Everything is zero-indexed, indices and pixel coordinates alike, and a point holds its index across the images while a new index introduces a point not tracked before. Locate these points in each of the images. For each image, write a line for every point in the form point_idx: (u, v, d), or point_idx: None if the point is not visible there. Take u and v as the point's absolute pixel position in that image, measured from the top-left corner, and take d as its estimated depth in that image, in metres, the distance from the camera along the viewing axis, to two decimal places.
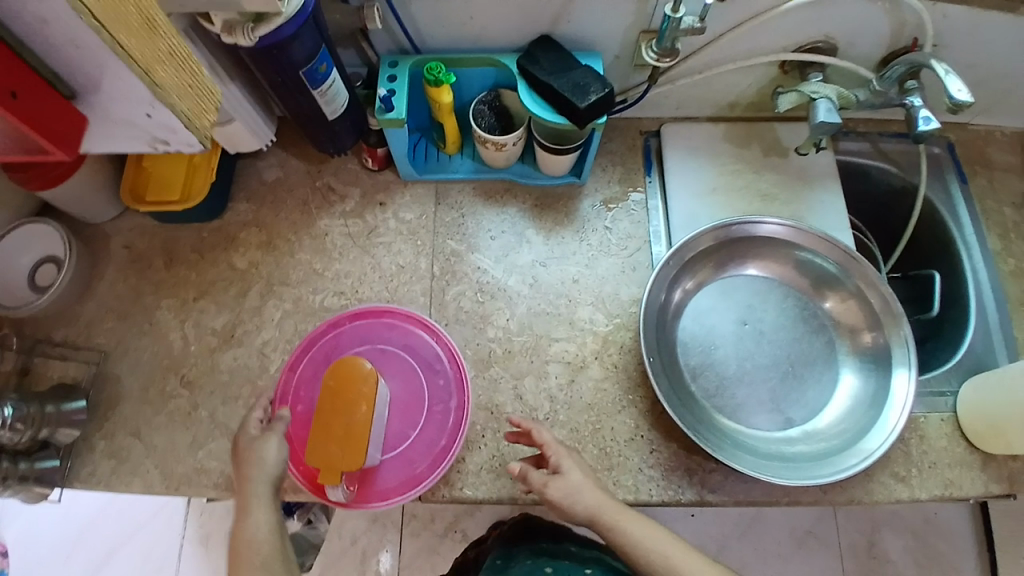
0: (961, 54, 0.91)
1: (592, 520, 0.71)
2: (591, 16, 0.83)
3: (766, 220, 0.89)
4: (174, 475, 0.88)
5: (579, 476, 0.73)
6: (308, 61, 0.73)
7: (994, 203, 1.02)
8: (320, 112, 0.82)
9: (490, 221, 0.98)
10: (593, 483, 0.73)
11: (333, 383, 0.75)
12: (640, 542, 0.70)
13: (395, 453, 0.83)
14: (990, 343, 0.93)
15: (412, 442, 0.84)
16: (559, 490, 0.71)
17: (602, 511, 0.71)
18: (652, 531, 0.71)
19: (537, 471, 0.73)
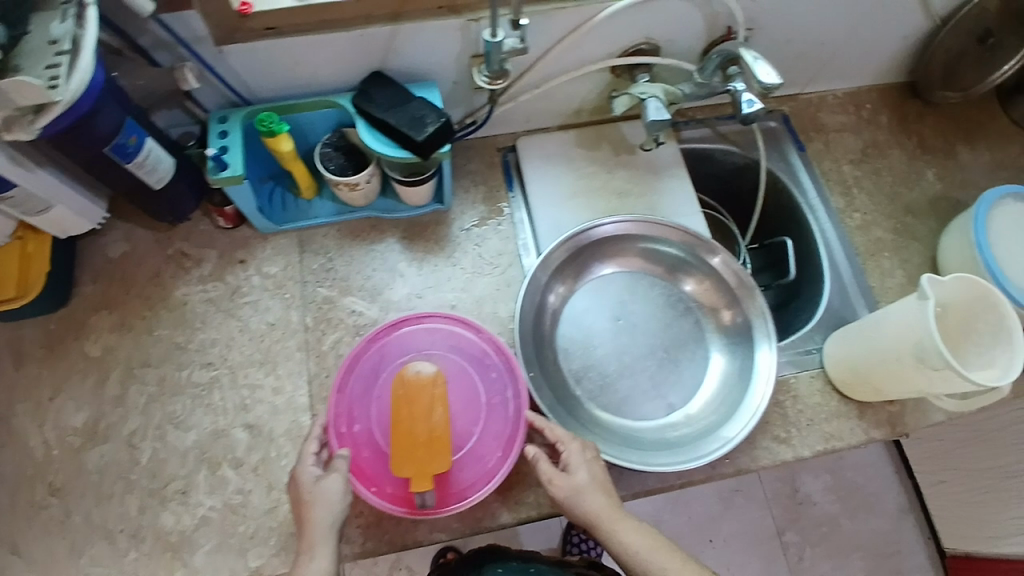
0: (775, 33, 0.95)
1: (585, 517, 0.71)
2: (417, 48, 0.83)
3: (605, 221, 0.92)
4: None
5: (581, 476, 0.73)
6: (114, 135, 0.70)
7: (831, 164, 1.08)
8: (144, 183, 0.78)
9: (360, 260, 0.96)
10: (599, 483, 0.73)
11: (403, 394, 0.74)
12: (622, 540, 0.70)
13: (465, 452, 0.80)
14: (846, 298, 1.00)
15: (479, 440, 0.80)
16: (561, 489, 0.72)
17: (601, 512, 0.71)
18: (633, 531, 0.70)
19: (546, 466, 0.73)
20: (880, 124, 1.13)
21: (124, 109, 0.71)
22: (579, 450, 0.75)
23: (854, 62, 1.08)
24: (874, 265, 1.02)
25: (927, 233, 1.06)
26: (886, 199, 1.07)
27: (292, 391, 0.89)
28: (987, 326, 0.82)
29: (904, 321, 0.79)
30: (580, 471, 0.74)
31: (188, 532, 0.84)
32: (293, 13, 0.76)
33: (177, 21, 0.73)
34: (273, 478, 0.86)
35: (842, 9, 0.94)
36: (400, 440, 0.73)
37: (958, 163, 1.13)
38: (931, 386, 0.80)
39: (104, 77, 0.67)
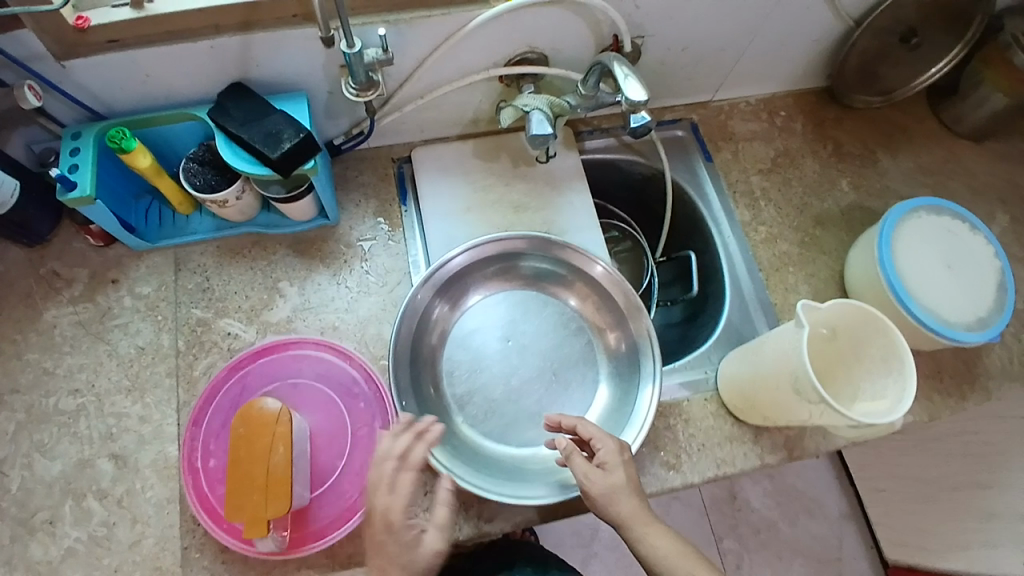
0: (670, 40, 0.93)
1: (618, 519, 0.70)
2: (278, 59, 0.79)
3: (454, 254, 0.87)
4: None
5: (619, 476, 0.72)
6: None
7: (739, 174, 1.05)
8: None
9: (239, 280, 0.92)
10: (633, 484, 0.72)
11: (245, 432, 0.74)
12: (652, 544, 0.69)
13: (325, 487, 0.79)
14: (748, 313, 0.97)
15: (341, 474, 0.79)
16: (597, 485, 0.71)
17: (631, 516, 0.70)
18: (661, 534, 0.69)
19: (578, 459, 0.73)
20: (794, 130, 1.09)
21: None
22: (616, 449, 0.73)
23: (763, 67, 1.05)
24: (779, 281, 0.98)
25: (837, 245, 1.02)
26: (796, 210, 1.03)
27: (161, 419, 0.85)
28: (877, 351, 0.78)
29: (782, 347, 0.76)
30: (618, 470, 0.72)
31: (55, 562, 0.79)
32: (131, 25, 0.72)
33: (6, 39, 0.69)
34: (138, 510, 0.82)
35: (741, 12, 0.91)
36: (239, 480, 0.73)
37: (877, 171, 1.07)
38: (814, 417, 0.76)
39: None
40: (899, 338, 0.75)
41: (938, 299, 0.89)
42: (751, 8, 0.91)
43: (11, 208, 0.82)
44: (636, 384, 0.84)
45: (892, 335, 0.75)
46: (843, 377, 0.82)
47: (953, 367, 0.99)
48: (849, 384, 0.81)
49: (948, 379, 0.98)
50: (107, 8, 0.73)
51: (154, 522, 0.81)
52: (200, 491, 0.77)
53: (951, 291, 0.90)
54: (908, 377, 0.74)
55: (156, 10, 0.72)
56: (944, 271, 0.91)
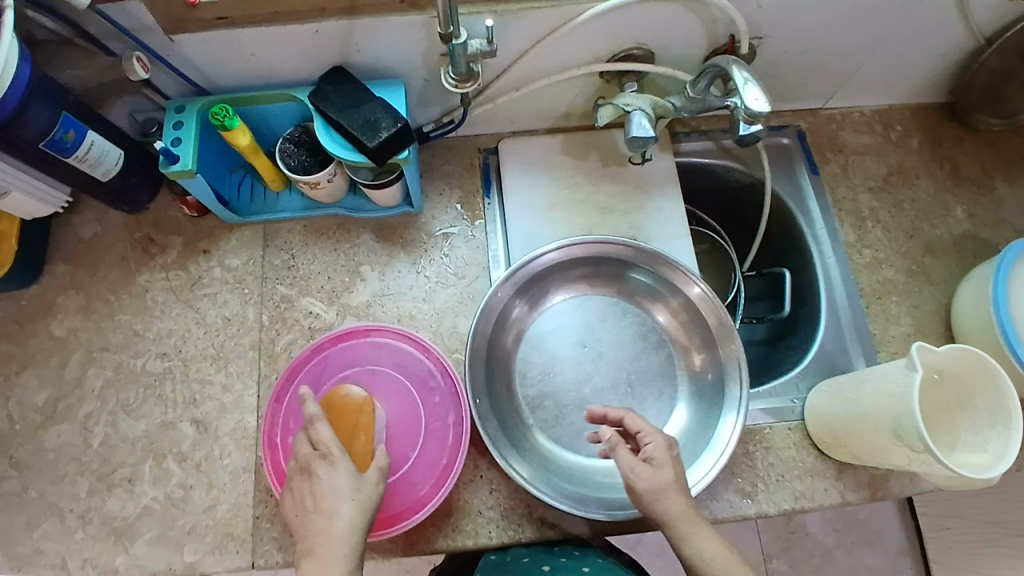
0: (790, 40, 0.86)
1: (660, 519, 0.66)
2: (378, 44, 0.78)
3: (545, 250, 0.84)
4: (12, 558, 0.82)
5: (669, 473, 0.67)
6: (51, 130, 0.73)
7: (846, 191, 0.97)
8: (89, 175, 0.81)
9: (324, 260, 0.92)
10: (682, 482, 0.67)
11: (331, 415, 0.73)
12: (698, 544, 0.65)
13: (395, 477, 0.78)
14: (842, 342, 0.91)
15: (414, 464, 0.78)
16: (645, 482, 0.66)
17: (678, 514, 0.66)
18: (711, 538, 0.66)
19: (626, 454, 0.67)
20: (909, 147, 1.01)
21: (59, 105, 0.74)
22: (665, 445, 0.68)
23: (884, 77, 0.97)
24: (880, 309, 0.92)
25: (947, 277, 0.94)
26: (906, 233, 0.96)
27: (241, 389, 0.87)
28: (985, 402, 0.72)
29: (887, 387, 0.70)
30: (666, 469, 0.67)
31: (131, 519, 0.83)
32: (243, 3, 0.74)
33: (117, 12, 0.71)
34: (215, 476, 0.84)
35: (872, 17, 0.84)
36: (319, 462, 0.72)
37: (993, 200, 0.99)
38: (910, 464, 0.71)
39: (29, 73, 0.69)
40: (1011, 390, 0.69)
41: None
42: (884, 12, 0.83)
43: (113, 178, 0.85)
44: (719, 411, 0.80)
45: (1003, 387, 0.70)
46: (943, 423, 0.76)
47: None
48: (950, 432, 0.75)
49: None
50: None
51: (228, 489, 0.84)
52: (275, 463, 0.78)
53: None
54: (1015, 432, 0.68)
55: None
56: None
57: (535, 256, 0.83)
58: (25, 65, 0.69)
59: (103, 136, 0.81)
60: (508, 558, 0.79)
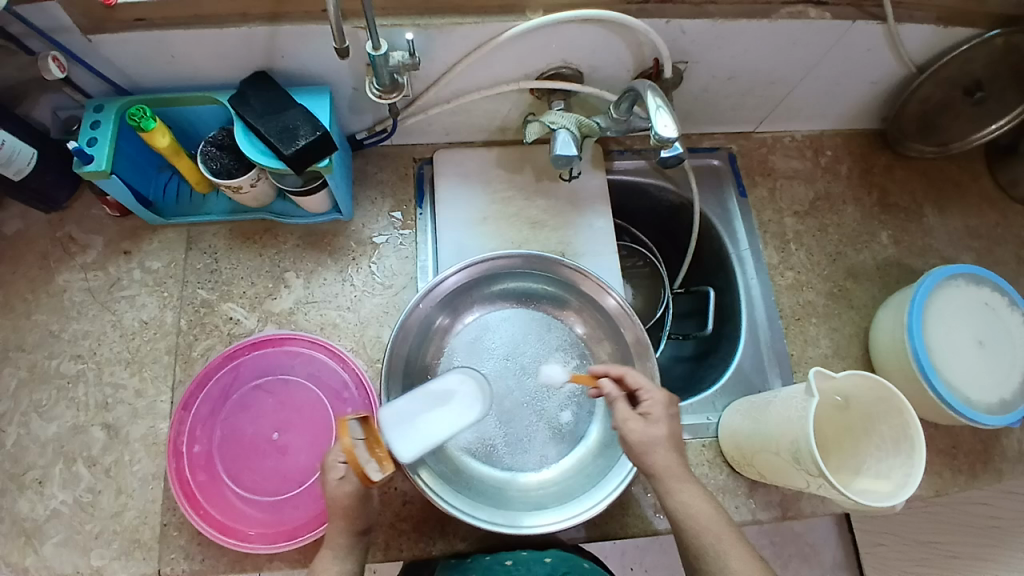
0: (717, 65, 0.87)
1: None
2: (302, 52, 0.78)
3: (450, 273, 0.84)
4: None
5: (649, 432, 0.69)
6: None
7: (772, 214, 0.99)
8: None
9: (247, 264, 0.91)
10: (669, 448, 0.69)
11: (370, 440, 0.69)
12: None
13: (303, 488, 0.77)
14: (760, 362, 0.93)
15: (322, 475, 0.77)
16: None
17: None
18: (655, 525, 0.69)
19: (621, 409, 0.71)
20: (838, 173, 1.03)
21: None
22: (662, 402, 0.71)
23: (817, 103, 0.98)
24: (799, 330, 0.94)
25: (867, 301, 0.96)
26: (830, 257, 0.98)
27: (155, 395, 0.86)
28: (889, 430, 0.73)
29: (789, 412, 0.71)
30: (661, 422, 0.70)
31: (39, 522, 0.81)
32: (159, 6, 0.72)
33: (30, 10, 0.70)
34: (124, 482, 0.82)
35: (796, 49, 0.85)
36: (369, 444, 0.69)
37: (920, 228, 1.01)
38: (811, 487, 0.72)
39: None
40: (915, 421, 0.69)
41: (962, 376, 0.84)
42: (810, 44, 0.84)
43: (27, 176, 0.83)
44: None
45: (907, 417, 0.70)
46: (848, 449, 0.77)
47: (968, 444, 0.93)
48: (853, 457, 0.76)
49: (961, 456, 0.92)
50: None
51: (137, 496, 0.82)
52: (180, 474, 0.76)
53: (977, 368, 0.85)
54: (916, 461, 0.69)
55: None
56: (975, 347, 0.85)
57: (454, 272, 0.83)
58: None
59: (16, 136, 0.79)
60: (468, 562, 0.77)
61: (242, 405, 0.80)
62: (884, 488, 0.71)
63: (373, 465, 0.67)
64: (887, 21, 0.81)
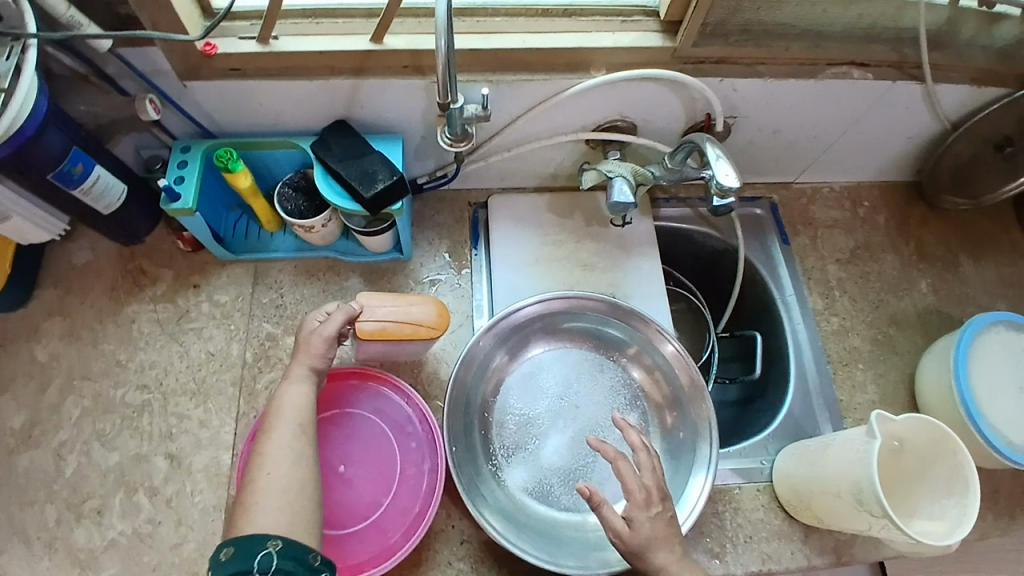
0: (764, 121, 0.92)
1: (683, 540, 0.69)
2: (381, 102, 0.83)
3: (513, 310, 0.87)
4: None
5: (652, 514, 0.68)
6: (59, 162, 0.76)
7: (814, 261, 1.02)
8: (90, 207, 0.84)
9: (312, 300, 0.94)
10: None
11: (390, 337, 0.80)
12: None
13: (367, 523, 0.77)
14: (810, 406, 0.94)
15: (386, 510, 0.77)
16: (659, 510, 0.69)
17: None
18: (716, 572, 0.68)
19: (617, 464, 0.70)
20: (876, 223, 1.06)
21: (72, 138, 0.77)
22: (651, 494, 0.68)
23: (854, 156, 1.02)
24: (846, 375, 0.95)
25: (910, 348, 0.98)
26: (872, 304, 1.00)
27: (218, 426, 0.88)
28: (944, 471, 0.73)
29: (849, 453, 0.73)
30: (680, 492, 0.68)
31: (96, 552, 0.82)
32: (254, 58, 0.77)
33: (135, 54, 0.75)
34: (184, 513, 0.83)
35: (839, 107, 0.90)
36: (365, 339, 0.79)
37: (957, 277, 1.04)
38: (872, 529, 0.72)
39: (45, 105, 0.72)
40: (970, 462, 0.70)
41: (1006, 420, 0.85)
42: (852, 102, 0.89)
43: (113, 211, 0.88)
44: (688, 469, 0.82)
45: (961, 458, 0.71)
46: (903, 490, 0.77)
47: (1022, 494, 0.93)
48: (910, 501, 0.76)
49: (1008, 502, 0.92)
50: (234, 38, 0.77)
51: (197, 526, 0.83)
52: None
53: (1022, 413, 0.86)
54: (972, 502, 0.69)
55: (280, 48, 0.77)
56: (1017, 393, 0.87)
57: (516, 310, 0.87)
58: (41, 96, 0.72)
59: (110, 173, 0.84)
60: None
61: None
62: (942, 529, 0.71)
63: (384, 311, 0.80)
64: (927, 81, 0.86)
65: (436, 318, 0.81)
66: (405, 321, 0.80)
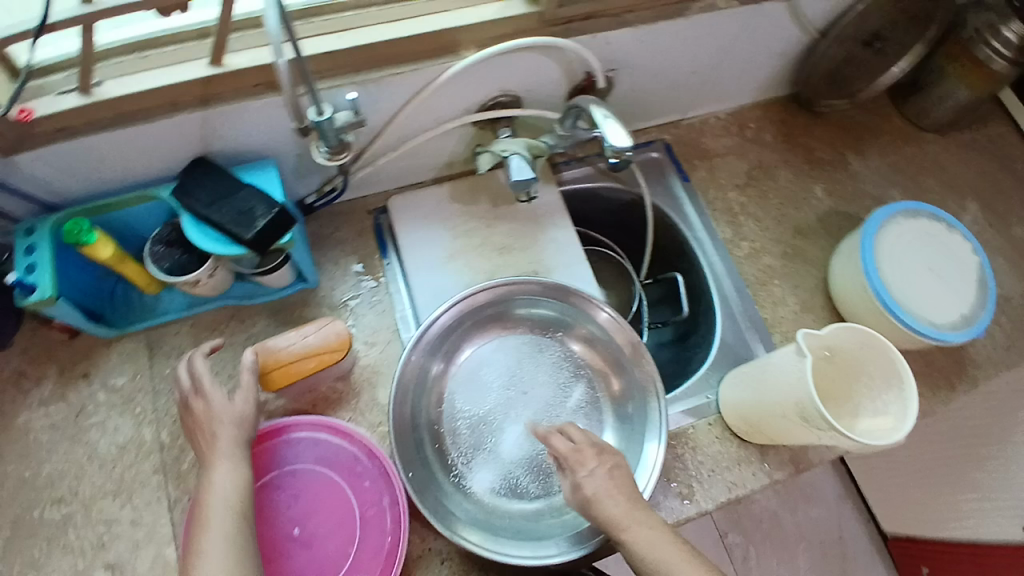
0: (642, 68, 0.90)
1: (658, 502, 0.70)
2: (240, 128, 0.75)
3: (439, 313, 0.84)
4: None
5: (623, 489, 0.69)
6: None
7: (716, 192, 1.05)
8: None
9: (221, 356, 0.87)
10: None
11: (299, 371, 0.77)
12: None
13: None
14: (741, 333, 0.97)
15: (357, 558, 0.73)
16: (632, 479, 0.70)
17: None
18: None
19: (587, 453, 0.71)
20: (764, 142, 1.09)
21: None
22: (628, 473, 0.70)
23: (735, 83, 1.03)
24: (766, 294, 0.99)
25: (818, 254, 1.03)
26: (776, 221, 1.04)
27: (154, 518, 0.80)
28: (879, 368, 0.78)
29: (787, 375, 0.75)
30: None
31: None
32: (79, 112, 0.67)
33: None
34: None
35: (709, 40, 0.90)
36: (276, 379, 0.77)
37: (849, 175, 1.09)
38: (822, 439, 0.76)
39: None
40: (901, 357, 0.74)
41: (922, 304, 0.92)
42: (720, 32, 0.89)
43: None
44: (641, 438, 0.82)
45: (892, 354, 0.75)
46: (842, 393, 0.82)
47: (941, 363, 1.01)
48: (850, 402, 0.81)
49: (938, 375, 0.99)
50: (52, 95, 0.67)
51: None
52: None
53: (933, 292, 0.93)
54: (908, 393, 0.74)
55: (106, 95, 0.67)
56: (926, 274, 0.93)
57: (441, 314, 0.84)
58: None
59: None
60: None
61: (253, 508, 0.74)
62: (886, 424, 0.76)
63: (289, 351, 0.77)
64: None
65: (336, 339, 0.78)
66: (306, 354, 0.77)
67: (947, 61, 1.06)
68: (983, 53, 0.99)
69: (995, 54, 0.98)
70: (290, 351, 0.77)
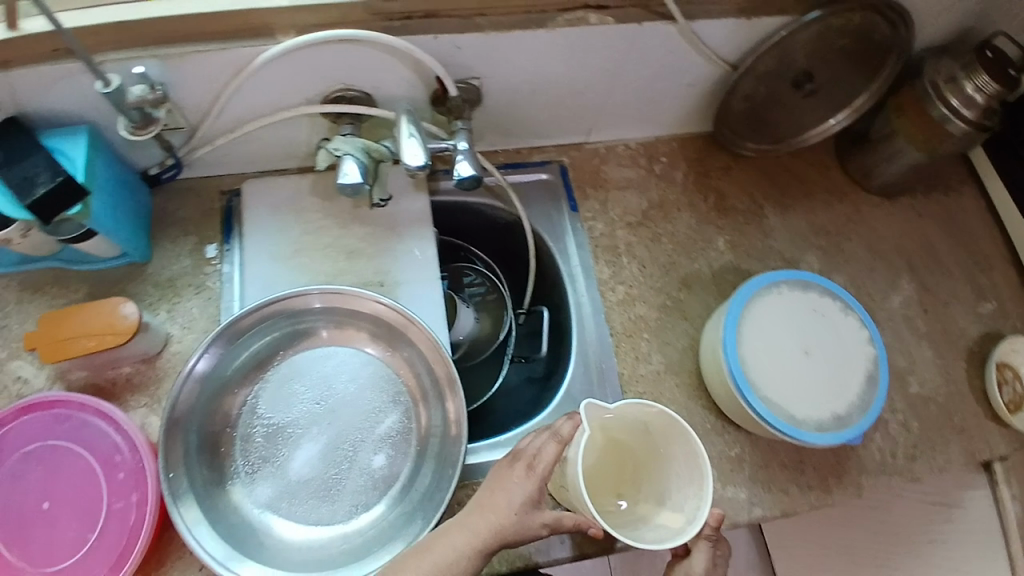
0: (512, 79, 0.82)
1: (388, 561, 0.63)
2: (46, 93, 0.72)
3: (248, 312, 0.79)
4: None
5: None
6: None
7: (604, 227, 0.95)
8: None
9: (36, 317, 0.85)
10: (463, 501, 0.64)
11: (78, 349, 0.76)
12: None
13: (69, 564, 0.71)
14: (590, 386, 0.88)
15: (90, 549, 0.72)
16: None
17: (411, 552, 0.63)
18: None
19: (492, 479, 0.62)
20: (673, 180, 0.99)
21: None
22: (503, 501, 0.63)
23: (638, 108, 0.93)
24: (630, 347, 0.89)
25: (701, 312, 0.92)
26: (663, 268, 0.94)
27: None
28: (683, 455, 0.69)
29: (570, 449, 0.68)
30: None
31: None
32: None
33: None
34: None
35: (588, 57, 0.81)
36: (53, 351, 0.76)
37: (761, 230, 0.97)
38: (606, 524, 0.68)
39: None
40: (698, 444, 0.66)
41: (787, 393, 0.80)
42: (601, 49, 0.80)
43: None
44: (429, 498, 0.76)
45: (690, 440, 0.67)
46: (654, 472, 0.73)
47: (823, 459, 0.87)
48: (660, 485, 0.72)
49: (812, 472, 0.86)
50: None
51: None
52: None
53: (804, 381, 0.81)
54: (704, 489, 0.65)
55: None
56: (801, 358, 0.82)
57: (249, 314, 0.79)
58: None
59: None
60: None
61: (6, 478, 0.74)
62: (675, 523, 0.66)
63: (73, 326, 0.76)
64: (677, 20, 0.77)
65: (122, 322, 0.76)
66: (87, 332, 0.76)
67: (897, 113, 0.90)
68: (940, 112, 0.84)
69: (954, 114, 0.83)
70: (74, 328, 0.76)
